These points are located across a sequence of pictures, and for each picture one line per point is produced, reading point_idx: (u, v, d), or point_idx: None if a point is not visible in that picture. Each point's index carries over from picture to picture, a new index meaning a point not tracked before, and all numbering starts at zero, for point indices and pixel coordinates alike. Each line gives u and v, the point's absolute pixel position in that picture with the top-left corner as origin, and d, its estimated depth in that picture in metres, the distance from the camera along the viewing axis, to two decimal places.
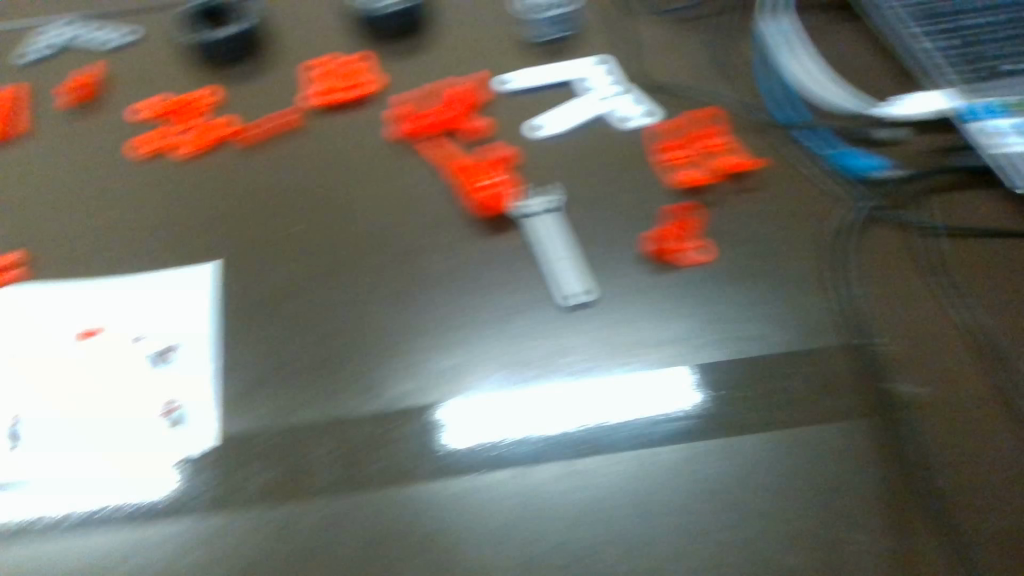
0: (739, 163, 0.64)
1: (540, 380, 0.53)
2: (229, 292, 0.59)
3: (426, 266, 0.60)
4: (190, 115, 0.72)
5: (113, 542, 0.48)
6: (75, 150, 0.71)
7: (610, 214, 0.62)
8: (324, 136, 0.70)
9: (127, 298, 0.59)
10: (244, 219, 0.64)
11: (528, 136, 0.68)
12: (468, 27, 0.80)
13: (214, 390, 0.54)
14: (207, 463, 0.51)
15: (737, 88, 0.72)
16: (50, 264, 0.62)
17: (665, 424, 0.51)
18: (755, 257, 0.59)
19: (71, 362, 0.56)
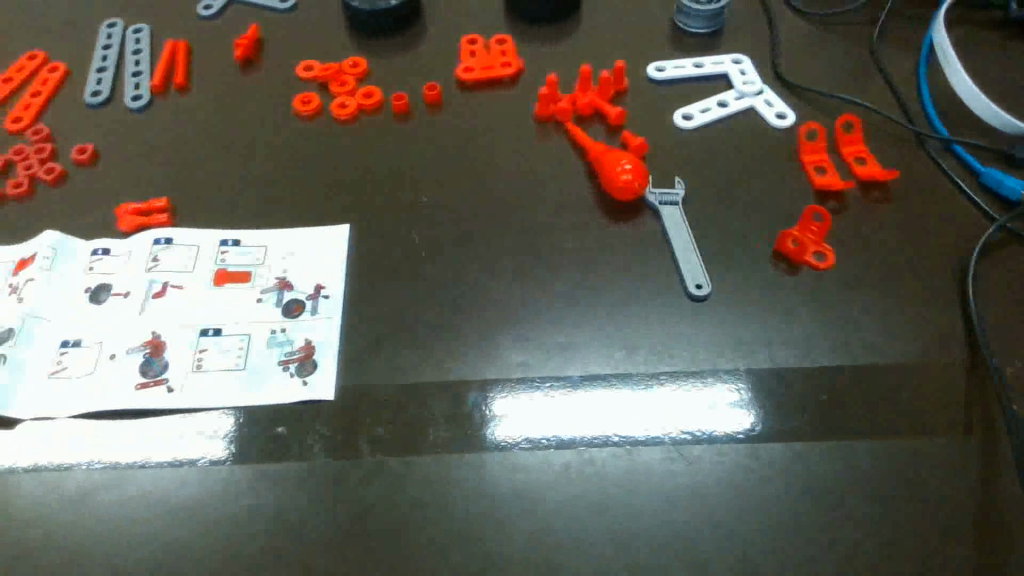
0: (879, 173, 0.63)
1: (645, 356, 0.54)
2: (363, 251, 0.62)
3: (554, 245, 0.62)
4: (338, 81, 0.75)
5: (243, 475, 0.50)
6: (228, 104, 0.75)
7: (741, 210, 0.62)
8: (463, 113, 0.73)
9: (264, 251, 0.62)
10: (383, 184, 0.67)
11: (674, 125, 0.69)
12: (610, 17, 0.81)
13: (342, 344, 0.57)
14: (335, 408, 0.53)
15: (881, 98, 0.70)
16: (200, 208, 0.66)
17: (785, 421, 0.50)
18: (891, 267, 0.58)
19: (209, 305, 0.59)
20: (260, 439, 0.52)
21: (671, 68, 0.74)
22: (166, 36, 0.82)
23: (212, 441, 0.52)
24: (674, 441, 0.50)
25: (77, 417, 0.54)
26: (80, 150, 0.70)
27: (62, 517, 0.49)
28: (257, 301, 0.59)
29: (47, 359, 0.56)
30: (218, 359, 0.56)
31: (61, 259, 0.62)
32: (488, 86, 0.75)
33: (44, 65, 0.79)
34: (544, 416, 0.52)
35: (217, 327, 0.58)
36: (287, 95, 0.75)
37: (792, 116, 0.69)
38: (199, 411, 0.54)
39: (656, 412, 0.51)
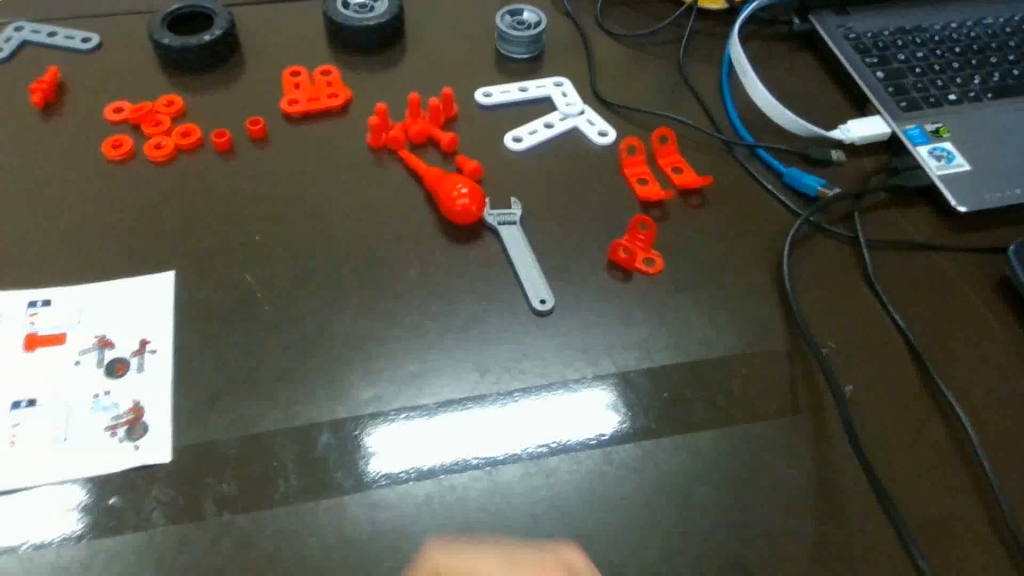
0: (693, 181, 0.67)
1: (496, 376, 0.55)
2: (194, 297, 0.59)
3: (397, 273, 0.61)
4: (151, 121, 0.71)
5: (74, 556, 0.46)
6: (30, 152, 0.69)
7: (576, 223, 0.65)
8: (293, 147, 0.70)
9: (79, 309, 0.57)
10: (210, 225, 0.64)
11: (505, 146, 0.71)
12: (434, 43, 0.82)
13: (176, 400, 0.53)
14: (173, 471, 0.49)
15: (691, 110, 0.75)
16: (0, 268, 0.60)
17: (633, 423, 0.53)
18: (716, 266, 0.62)
19: (18, 374, 0.53)
20: (90, 514, 0.47)
21: (497, 93, 0.76)
22: None
23: (33, 524, 0.47)
24: (531, 458, 0.51)
25: None
26: None
27: None
28: (74, 363, 0.54)
29: None
30: (35, 432, 0.51)
31: None
32: (316, 118, 0.73)
33: None
34: (410, 448, 0.51)
35: (28, 399, 0.52)
36: (95, 139, 0.70)
37: (614, 133, 0.72)
38: (16, 490, 0.48)
39: (513, 430, 0.52)
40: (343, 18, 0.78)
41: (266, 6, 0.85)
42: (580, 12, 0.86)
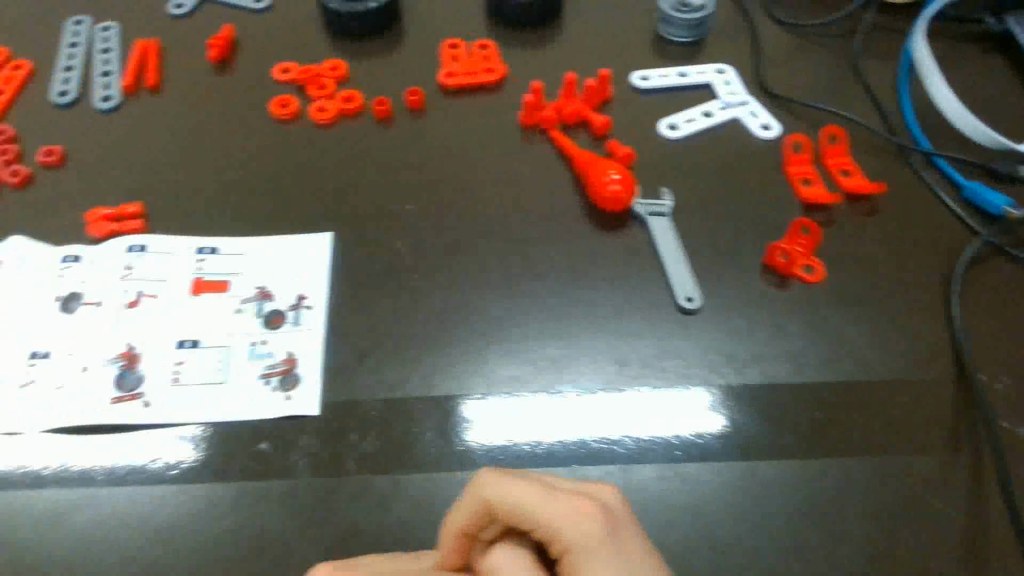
0: (866, 186, 0.64)
1: (636, 370, 0.54)
2: (348, 260, 0.61)
3: (542, 254, 0.61)
4: (317, 84, 0.73)
5: (227, 492, 0.49)
6: (205, 105, 0.72)
7: (728, 221, 0.63)
8: (448, 118, 0.71)
9: (244, 260, 0.60)
10: (365, 190, 0.66)
11: (659, 133, 0.69)
12: (593, 22, 0.80)
13: (326, 358, 0.55)
14: (320, 425, 0.52)
15: (864, 111, 0.71)
16: (175, 213, 0.64)
17: (776, 437, 0.51)
18: (876, 281, 0.59)
19: (187, 315, 0.57)
20: (244, 456, 0.50)
21: (656, 77, 0.74)
22: (137, 32, 0.79)
23: (192, 457, 0.50)
24: (667, 458, 0.49)
25: (49, 432, 0.52)
26: (48, 152, 0.68)
27: (34, 538, 0.47)
28: (236, 311, 0.57)
29: (16, 371, 0.54)
30: (198, 372, 0.54)
31: (30, 267, 0.60)
32: (471, 92, 0.74)
33: (8, 62, 0.76)
34: (524, 426, 0.51)
35: (195, 339, 0.56)
36: (264, 97, 0.73)
37: (778, 128, 0.69)
38: (180, 425, 0.52)
39: (650, 427, 0.51)
40: None
41: None
42: None
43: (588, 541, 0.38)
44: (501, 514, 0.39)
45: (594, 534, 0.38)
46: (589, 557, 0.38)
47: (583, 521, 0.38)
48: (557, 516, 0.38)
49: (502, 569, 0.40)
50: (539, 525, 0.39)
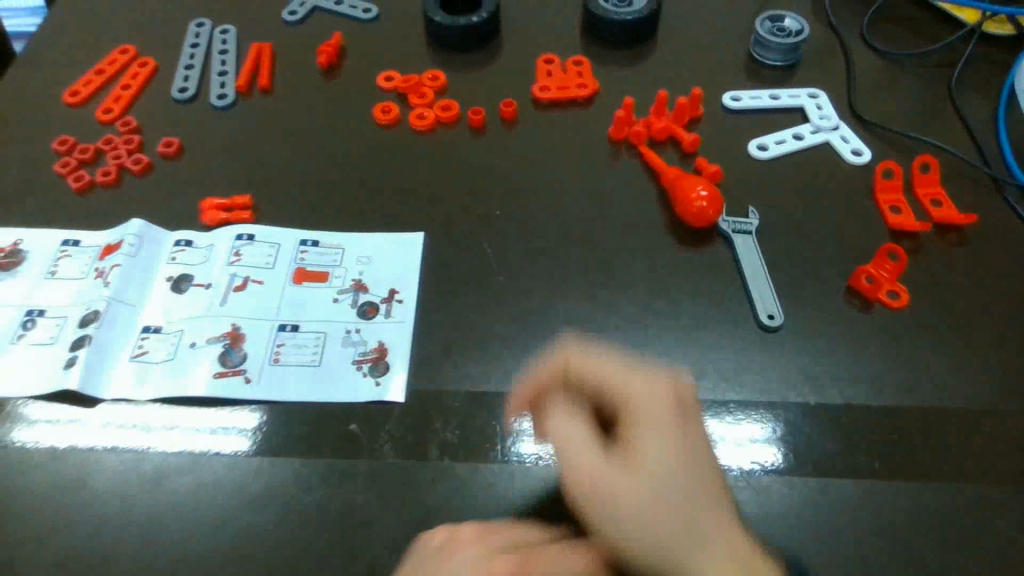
0: (956, 217, 0.63)
1: (714, 384, 0.55)
2: (439, 259, 0.63)
3: (625, 265, 0.62)
4: (417, 92, 0.77)
5: (315, 469, 0.51)
6: (311, 107, 0.77)
7: (813, 244, 0.63)
8: (539, 130, 0.74)
9: (342, 253, 0.64)
10: (458, 194, 0.68)
11: (749, 153, 0.70)
12: (685, 43, 0.82)
13: (414, 349, 0.58)
14: (406, 411, 0.54)
15: (959, 142, 0.71)
16: (280, 206, 0.68)
17: (853, 458, 0.51)
18: (963, 311, 0.58)
19: (288, 302, 0.61)
20: (334, 435, 0.53)
21: (747, 98, 0.75)
22: (252, 37, 0.84)
23: (285, 433, 0.53)
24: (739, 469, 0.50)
25: (154, 401, 0.55)
26: (167, 143, 0.73)
27: (137, 497, 0.51)
28: (333, 300, 0.61)
29: (129, 344, 0.58)
30: (295, 354, 0.57)
31: (144, 247, 0.64)
32: (564, 106, 0.76)
33: (135, 61, 0.82)
34: None
35: (293, 324, 0.59)
36: (367, 102, 0.77)
37: (869, 154, 0.69)
38: (275, 402, 0.55)
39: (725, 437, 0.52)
40: (603, 10, 0.80)
41: None
42: (843, 25, 0.83)
43: (652, 394, 0.41)
44: (577, 374, 0.44)
45: (659, 402, 0.41)
46: (647, 428, 0.40)
47: (655, 377, 0.42)
48: (629, 377, 0.42)
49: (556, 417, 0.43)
50: (610, 394, 0.42)
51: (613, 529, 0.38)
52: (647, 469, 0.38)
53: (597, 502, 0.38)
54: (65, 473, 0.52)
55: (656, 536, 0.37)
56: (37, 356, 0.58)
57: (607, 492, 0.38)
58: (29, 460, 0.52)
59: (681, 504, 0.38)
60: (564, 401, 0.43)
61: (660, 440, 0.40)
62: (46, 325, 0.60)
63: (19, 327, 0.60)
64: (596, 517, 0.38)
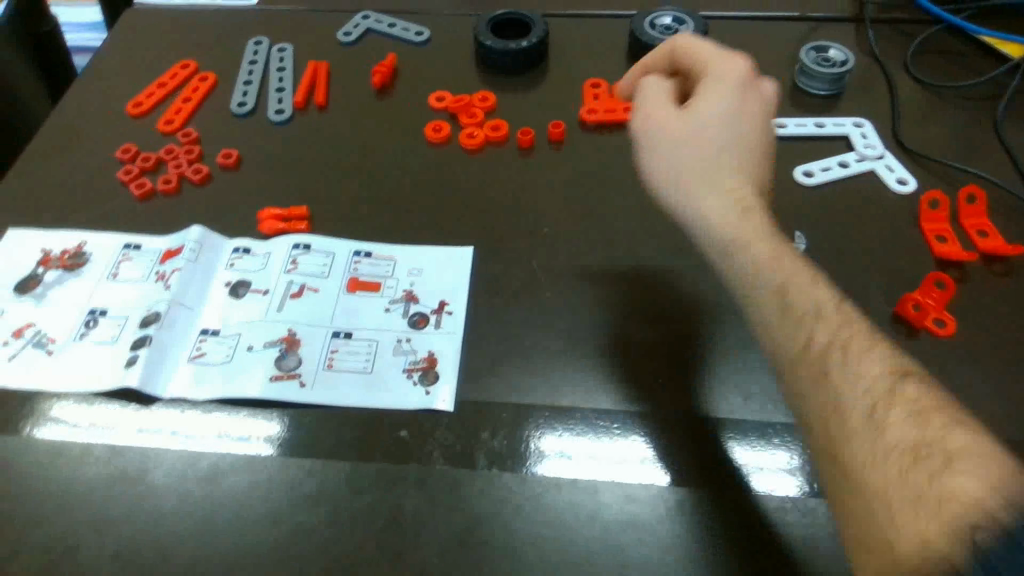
0: (1002, 247, 0.64)
1: (759, 406, 0.55)
2: (488, 274, 0.65)
3: (670, 284, 0.64)
4: (468, 113, 0.79)
5: (366, 472, 0.53)
6: (365, 124, 0.79)
7: (858, 270, 0.64)
8: (586, 151, 0.75)
9: (394, 265, 0.66)
10: (506, 211, 0.70)
11: (795, 179, 0.71)
12: None
13: (463, 360, 0.59)
14: (455, 419, 0.55)
15: (1004, 174, 0.71)
16: (334, 218, 0.70)
17: None
18: (1010, 342, 0.59)
19: (342, 310, 0.62)
20: (385, 441, 0.54)
21: (792, 125, 0.76)
22: (308, 55, 0.87)
23: (336, 435, 0.55)
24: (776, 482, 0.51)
25: (211, 401, 0.57)
26: (226, 154, 0.75)
27: (193, 494, 0.52)
28: (385, 310, 0.62)
29: (187, 345, 0.60)
30: (349, 361, 0.59)
31: (203, 254, 0.66)
32: (611, 128, 0.78)
33: (195, 75, 0.85)
34: (642, 442, 0.54)
35: (347, 331, 0.61)
36: (419, 121, 0.79)
37: (914, 184, 0.70)
38: (329, 406, 0.56)
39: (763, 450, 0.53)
40: (650, 37, 0.82)
41: (576, 19, 0.91)
42: (887, 57, 0.84)
43: (722, 66, 0.57)
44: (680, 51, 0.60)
45: (730, 64, 0.57)
46: (713, 71, 0.57)
47: (732, 58, 0.57)
48: (715, 60, 0.58)
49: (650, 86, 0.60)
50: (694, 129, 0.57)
51: (665, 126, 0.56)
52: (701, 109, 0.55)
53: (655, 120, 0.57)
54: (123, 468, 0.53)
55: (685, 156, 0.55)
56: (98, 355, 0.60)
57: (660, 121, 0.57)
58: (88, 455, 0.54)
59: (714, 136, 0.54)
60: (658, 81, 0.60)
61: (714, 91, 0.55)
62: (107, 326, 0.62)
63: (81, 326, 0.62)
64: (656, 112, 0.57)
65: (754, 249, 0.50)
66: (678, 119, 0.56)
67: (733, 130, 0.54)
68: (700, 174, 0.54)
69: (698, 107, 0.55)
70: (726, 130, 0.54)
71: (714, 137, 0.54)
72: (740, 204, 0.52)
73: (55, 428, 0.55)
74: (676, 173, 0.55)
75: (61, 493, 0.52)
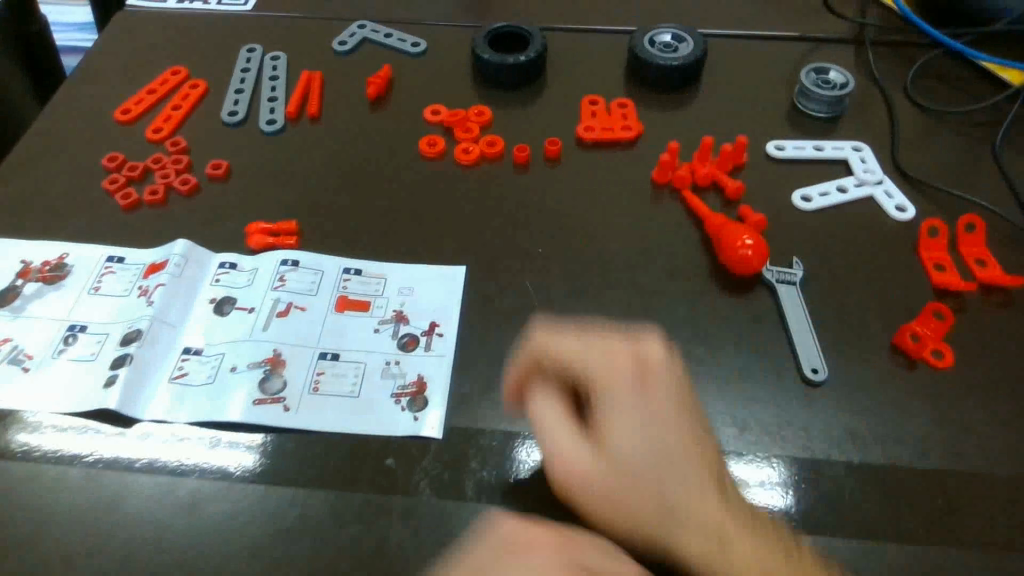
0: (1001, 278, 0.63)
1: (755, 437, 0.54)
2: (480, 294, 0.64)
3: (665, 309, 0.62)
4: (463, 127, 0.77)
5: (350, 502, 0.51)
6: (358, 136, 0.78)
7: (856, 298, 0.63)
8: (583, 170, 0.74)
9: (385, 284, 0.64)
10: (500, 230, 0.69)
11: (793, 203, 0.70)
12: (729, 90, 0.82)
13: (453, 384, 0.58)
14: (444, 447, 0.54)
15: (1004, 202, 0.71)
16: (324, 233, 0.68)
17: (896, 523, 0.50)
18: (1008, 376, 0.58)
19: (330, 331, 0.61)
20: (370, 469, 0.53)
21: (791, 148, 0.75)
22: (301, 64, 0.86)
23: (319, 462, 0.53)
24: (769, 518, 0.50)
25: (191, 424, 0.55)
26: (215, 165, 0.74)
27: (172, 521, 0.50)
28: (374, 330, 0.61)
29: (169, 365, 0.59)
30: (335, 384, 0.57)
31: (189, 268, 0.65)
32: (607, 146, 0.76)
33: (186, 81, 0.83)
34: None
35: (334, 352, 0.59)
36: (413, 134, 0.78)
37: (913, 210, 0.69)
38: (313, 431, 0.55)
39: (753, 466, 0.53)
40: (649, 54, 0.81)
41: (575, 34, 0.90)
42: (887, 80, 0.84)
43: (618, 381, 0.46)
44: (549, 365, 0.48)
45: (619, 366, 0.46)
46: (620, 400, 0.45)
47: (619, 355, 0.47)
48: (594, 364, 0.46)
49: (540, 402, 0.47)
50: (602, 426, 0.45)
51: (622, 406, 0.45)
52: (657, 382, 0.46)
53: (607, 408, 0.45)
54: (99, 493, 0.51)
55: (652, 444, 0.44)
56: (78, 372, 0.58)
57: (615, 379, 0.46)
58: (64, 479, 0.52)
59: (674, 455, 0.44)
60: (540, 389, 0.48)
61: (634, 414, 0.45)
62: (87, 342, 0.60)
63: (60, 342, 0.60)
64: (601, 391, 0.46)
65: (727, 526, 0.42)
66: (633, 378, 0.46)
67: (689, 446, 0.44)
68: (669, 457, 0.43)
69: (651, 372, 0.46)
70: (668, 395, 0.46)
71: (675, 418, 0.45)
72: (714, 493, 0.43)
73: (28, 450, 0.54)
74: (641, 473, 0.43)
75: (36, 520, 0.50)
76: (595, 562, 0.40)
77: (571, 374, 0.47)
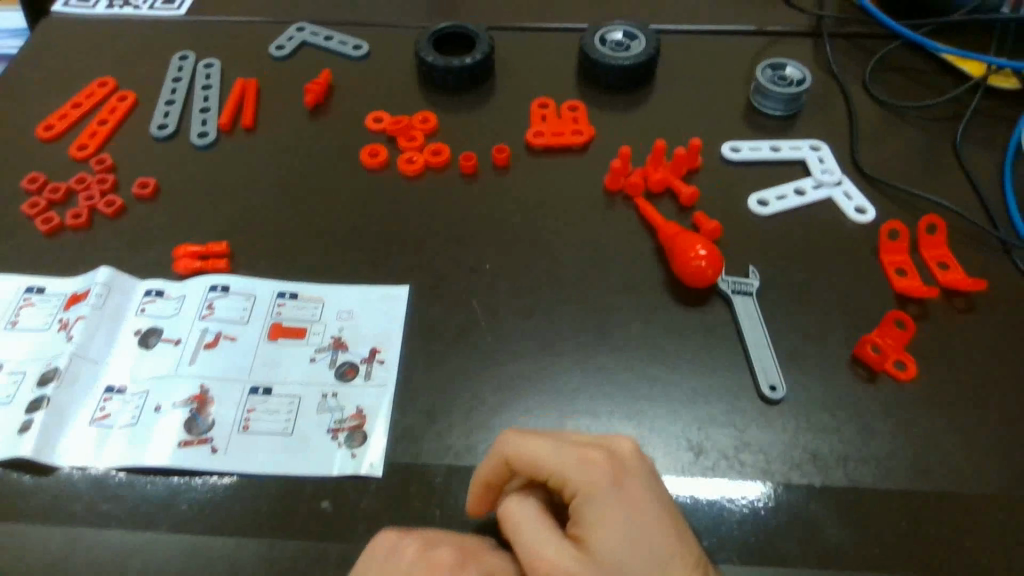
0: (963, 281, 0.61)
1: (710, 462, 0.52)
2: (423, 316, 0.60)
3: (618, 326, 0.59)
4: (407, 135, 0.74)
5: (281, 551, 0.48)
6: (296, 147, 0.74)
7: (815, 308, 0.60)
8: (532, 177, 0.71)
9: (322, 308, 0.61)
10: (445, 246, 0.65)
11: (750, 208, 0.67)
12: (684, 89, 0.80)
13: (394, 416, 0.54)
14: (384, 486, 0.51)
15: (965, 199, 0.69)
16: (258, 255, 0.65)
17: (857, 549, 0.47)
18: (971, 385, 0.56)
19: (262, 362, 0.57)
20: (304, 513, 0.50)
21: (747, 149, 0.72)
22: (237, 71, 0.81)
23: (249, 508, 0.50)
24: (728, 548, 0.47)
25: (111, 471, 0.51)
26: (142, 184, 0.70)
27: None
28: (310, 360, 0.57)
29: (89, 406, 0.55)
30: (267, 421, 0.54)
31: (111, 298, 0.60)
32: (558, 151, 0.73)
33: (113, 94, 0.79)
34: None
35: (266, 387, 0.56)
36: (354, 143, 0.74)
37: (873, 212, 0.67)
38: (242, 475, 0.51)
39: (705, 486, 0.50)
40: (600, 54, 0.78)
41: (526, 32, 0.86)
42: (846, 73, 0.81)
43: (597, 487, 0.41)
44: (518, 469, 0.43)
45: (594, 473, 0.41)
46: (596, 505, 0.40)
47: (596, 467, 0.41)
48: (565, 469, 0.42)
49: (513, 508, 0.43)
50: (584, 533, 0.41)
51: (606, 512, 0.40)
52: (634, 483, 0.41)
53: (590, 517, 0.40)
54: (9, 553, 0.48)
55: (644, 553, 0.39)
56: None
57: (597, 484, 0.41)
58: None
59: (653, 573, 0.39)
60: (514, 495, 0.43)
61: (617, 526, 0.40)
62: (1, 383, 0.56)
63: None
64: (586, 502, 0.41)
65: None
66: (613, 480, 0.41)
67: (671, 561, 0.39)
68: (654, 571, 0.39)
69: (629, 471, 0.42)
70: (651, 500, 0.41)
71: (662, 519, 0.41)
72: None
73: None
74: None
75: None
76: (497, 566, 0.43)
77: (547, 479, 0.42)
